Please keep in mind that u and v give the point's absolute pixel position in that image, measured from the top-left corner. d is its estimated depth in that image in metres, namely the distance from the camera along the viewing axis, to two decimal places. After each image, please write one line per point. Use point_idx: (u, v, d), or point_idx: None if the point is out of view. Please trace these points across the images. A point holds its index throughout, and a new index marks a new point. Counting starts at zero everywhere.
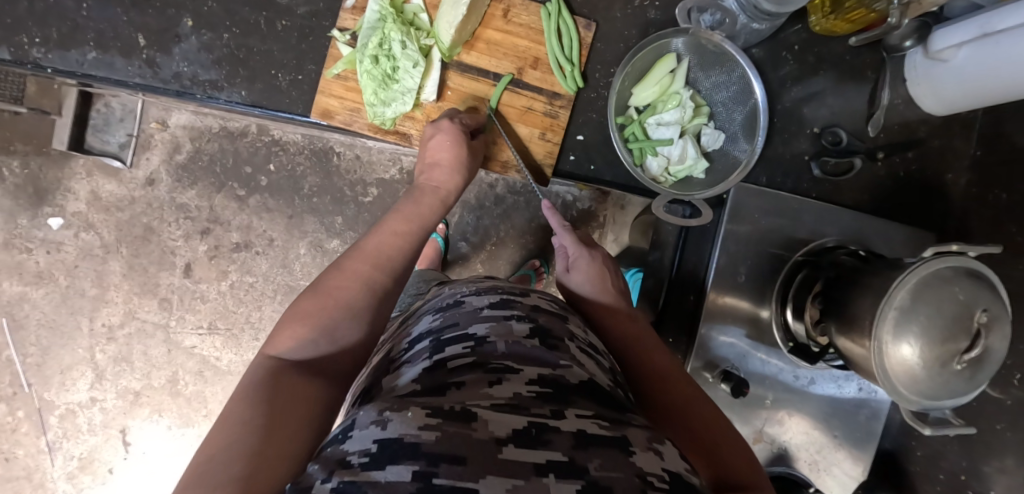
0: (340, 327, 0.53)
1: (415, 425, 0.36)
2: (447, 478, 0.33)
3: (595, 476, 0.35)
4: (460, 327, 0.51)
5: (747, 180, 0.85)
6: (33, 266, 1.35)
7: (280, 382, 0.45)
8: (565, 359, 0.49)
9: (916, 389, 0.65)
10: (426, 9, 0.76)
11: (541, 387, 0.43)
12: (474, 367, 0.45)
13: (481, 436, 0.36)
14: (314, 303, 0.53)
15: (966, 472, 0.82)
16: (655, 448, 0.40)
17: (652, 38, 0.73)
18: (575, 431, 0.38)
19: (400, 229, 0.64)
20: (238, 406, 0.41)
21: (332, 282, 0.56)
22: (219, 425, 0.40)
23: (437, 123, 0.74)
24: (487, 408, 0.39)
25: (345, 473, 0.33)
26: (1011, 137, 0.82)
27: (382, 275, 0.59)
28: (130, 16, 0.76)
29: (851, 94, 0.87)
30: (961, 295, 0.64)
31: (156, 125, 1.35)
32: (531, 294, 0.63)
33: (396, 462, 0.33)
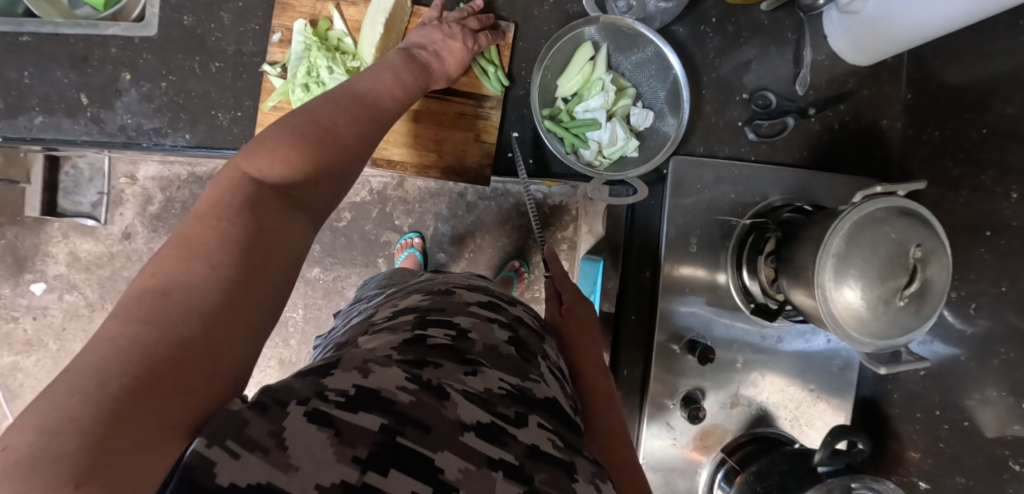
0: (326, 161, 0.50)
1: (392, 383, 0.38)
2: (410, 441, 0.35)
3: (537, 487, 0.37)
4: (444, 313, 0.52)
5: (686, 153, 0.88)
6: (22, 334, 1.38)
7: (248, 206, 0.43)
8: (536, 373, 0.50)
9: (866, 330, 0.68)
10: (350, 33, 0.79)
11: (510, 388, 0.45)
12: (451, 353, 0.46)
13: (449, 414, 0.38)
14: (300, 131, 0.49)
15: (941, 407, 0.84)
16: (596, 483, 0.41)
17: (566, 29, 0.75)
18: (529, 443, 0.40)
19: (394, 92, 0.62)
20: (205, 234, 0.39)
21: (331, 117, 0.53)
22: (175, 250, 0.38)
23: (445, 27, 0.74)
24: (459, 394, 0.41)
25: (322, 403, 0.34)
26: (937, 77, 0.85)
27: (375, 126, 0.57)
28: (70, 77, 0.79)
29: (776, 58, 0.89)
30: (893, 235, 0.66)
31: (125, 180, 1.37)
32: (518, 303, 0.65)
33: (370, 410, 0.35)
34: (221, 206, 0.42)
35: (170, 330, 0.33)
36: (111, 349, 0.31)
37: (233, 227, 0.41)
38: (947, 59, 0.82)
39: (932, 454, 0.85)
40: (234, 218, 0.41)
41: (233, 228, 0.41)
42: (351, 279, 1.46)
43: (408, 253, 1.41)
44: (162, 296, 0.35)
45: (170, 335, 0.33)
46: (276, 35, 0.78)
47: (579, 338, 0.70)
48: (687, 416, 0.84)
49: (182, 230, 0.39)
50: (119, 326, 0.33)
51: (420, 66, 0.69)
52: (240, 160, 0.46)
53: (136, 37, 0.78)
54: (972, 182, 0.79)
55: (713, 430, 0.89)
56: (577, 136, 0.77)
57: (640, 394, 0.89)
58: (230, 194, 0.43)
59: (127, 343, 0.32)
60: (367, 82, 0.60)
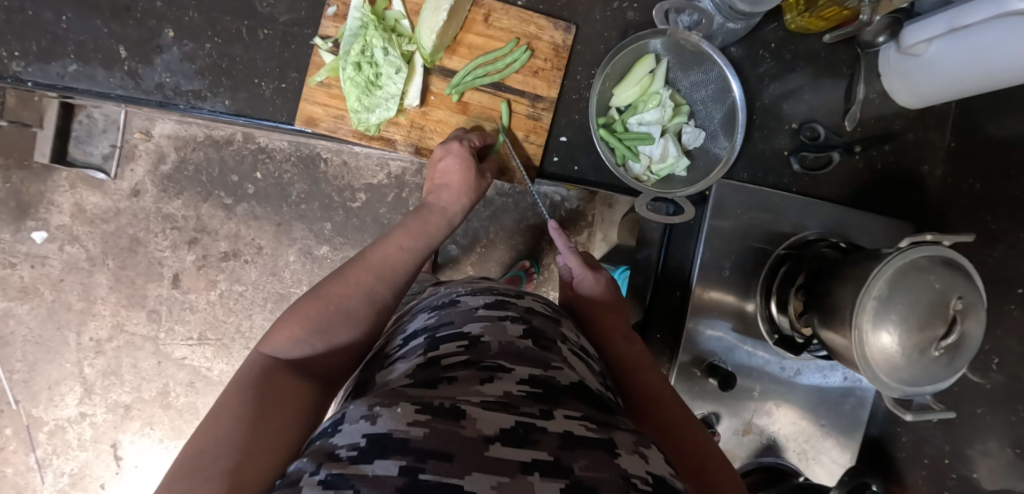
0: (334, 330, 0.55)
1: (403, 420, 0.37)
2: (434, 474, 0.33)
3: (580, 477, 0.35)
4: (454, 326, 0.52)
5: (729, 177, 0.87)
6: (17, 281, 1.34)
7: (273, 377, 0.48)
8: (557, 361, 0.50)
9: (897, 375, 0.67)
10: (407, 15, 0.77)
11: (531, 387, 0.44)
12: (467, 364, 0.46)
13: (470, 434, 0.37)
14: (310, 307, 0.55)
15: (950, 456, 0.84)
16: (640, 451, 0.41)
17: (630, 39, 0.74)
18: (562, 432, 0.39)
19: (409, 246, 0.68)
20: (227, 405, 0.43)
21: (334, 288, 0.58)
22: (211, 420, 0.41)
23: (446, 145, 0.75)
24: (478, 407, 0.40)
25: (334, 466, 0.34)
26: (983, 129, 0.84)
27: (385, 290, 0.62)
28: (109, 27, 0.76)
29: (828, 90, 0.88)
30: (938, 284, 0.66)
31: (140, 134, 1.34)
32: (525, 296, 0.65)
33: (384, 456, 0.34)
34: (242, 382, 0.46)
35: (210, 473, 0.36)
36: None
37: (256, 395, 0.45)
38: (998, 111, 0.82)
39: None
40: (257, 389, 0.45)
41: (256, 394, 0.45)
42: None
43: None
44: (200, 454, 0.38)
45: (212, 475, 0.36)
46: (332, 8, 0.76)
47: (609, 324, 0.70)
48: None
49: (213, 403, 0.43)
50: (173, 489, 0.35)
51: (426, 210, 0.74)
52: (259, 344, 0.51)
53: None
54: (1009, 238, 0.79)
55: None
56: (629, 148, 0.77)
57: None
58: (251, 372, 0.48)
59: None
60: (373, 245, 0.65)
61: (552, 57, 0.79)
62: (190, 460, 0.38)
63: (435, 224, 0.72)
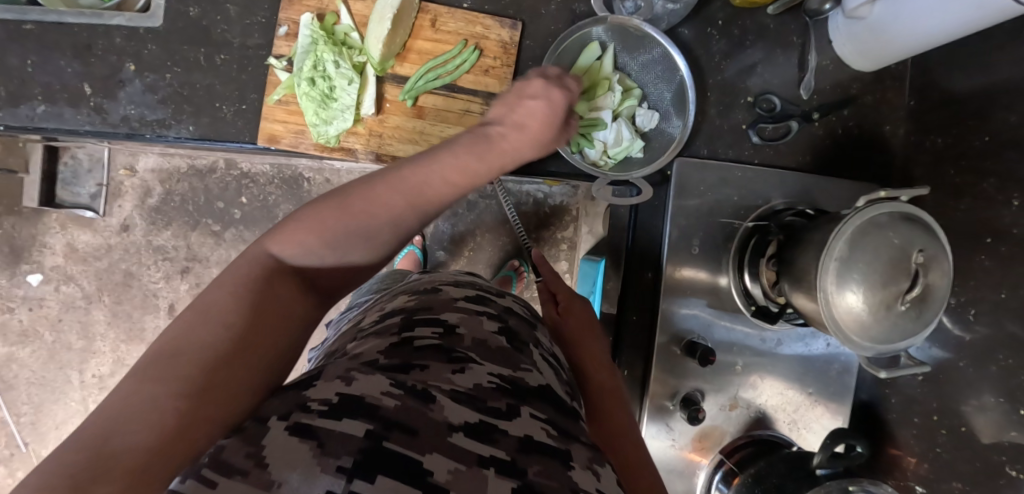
0: (350, 249, 0.53)
1: (376, 389, 0.39)
2: (395, 445, 0.35)
3: (530, 479, 0.36)
4: (432, 312, 0.53)
5: (689, 155, 0.88)
6: (17, 325, 1.37)
7: (269, 289, 0.47)
8: (526, 364, 0.51)
9: (866, 334, 0.68)
10: (356, 27, 0.79)
11: (500, 382, 0.45)
12: (439, 350, 0.47)
13: (436, 416, 0.38)
14: (329, 214, 0.52)
15: (939, 413, 0.84)
16: (593, 468, 0.41)
17: (575, 27, 0.76)
18: (521, 435, 0.40)
19: (460, 174, 0.61)
20: (216, 312, 0.43)
21: (365, 198, 0.54)
22: (189, 323, 0.42)
23: (522, 87, 0.70)
24: (446, 393, 0.41)
25: (303, 416, 0.36)
26: (940, 85, 0.85)
27: (411, 216, 0.57)
28: (73, 67, 0.78)
29: (781, 61, 0.90)
30: (897, 240, 0.66)
31: (124, 171, 1.37)
32: (506, 297, 0.66)
33: (353, 416, 0.36)
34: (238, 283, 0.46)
35: (171, 389, 0.37)
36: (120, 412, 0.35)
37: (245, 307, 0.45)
38: (951, 66, 0.83)
39: (928, 459, 0.85)
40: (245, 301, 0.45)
41: (245, 304, 0.45)
42: None
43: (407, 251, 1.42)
44: (170, 361, 0.39)
45: (172, 392, 0.37)
46: (282, 28, 0.78)
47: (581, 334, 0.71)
48: (686, 418, 0.84)
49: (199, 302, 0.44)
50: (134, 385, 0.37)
51: (498, 140, 0.65)
52: (268, 239, 0.50)
53: (141, 27, 0.78)
54: (973, 190, 0.79)
55: (711, 432, 0.89)
56: (583, 135, 0.78)
57: (639, 392, 0.90)
58: (248, 274, 0.47)
59: (130, 403, 0.36)
60: (419, 168, 0.58)
61: (501, 54, 0.81)
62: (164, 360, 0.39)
63: (490, 165, 0.64)
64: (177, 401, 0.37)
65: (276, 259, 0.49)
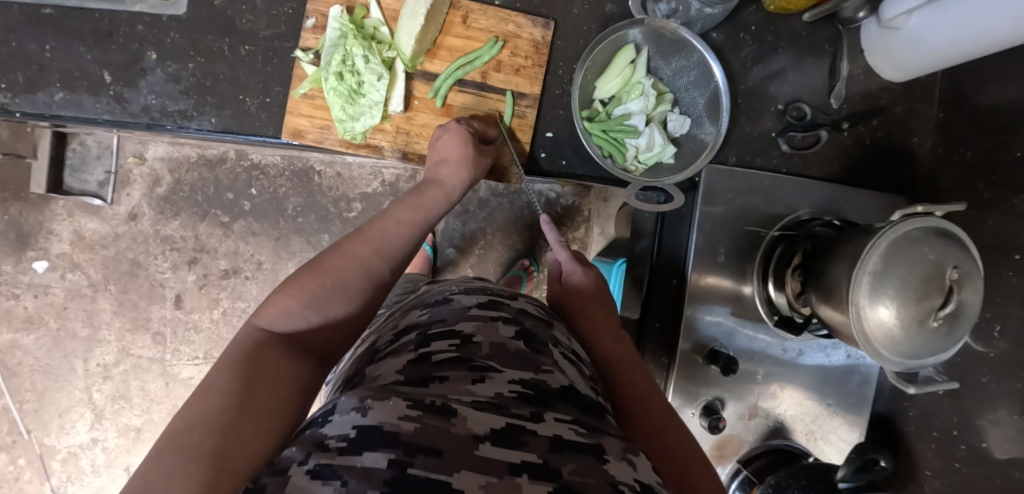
0: (331, 305, 0.56)
1: (395, 415, 0.37)
2: (422, 470, 0.34)
3: (567, 480, 0.35)
4: (447, 323, 0.53)
5: (717, 161, 0.87)
6: (21, 312, 1.35)
7: (266, 354, 0.48)
8: (547, 364, 0.50)
9: (896, 349, 0.67)
10: (386, 22, 0.77)
11: (522, 388, 0.44)
12: (458, 363, 0.46)
13: (459, 431, 0.37)
14: (307, 280, 0.55)
15: (959, 428, 0.83)
16: (629, 458, 0.41)
17: (611, 30, 0.74)
18: (551, 436, 0.39)
19: (408, 217, 0.68)
20: (218, 381, 0.44)
21: (334, 263, 0.58)
22: (198, 396, 0.42)
23: (445, 125, 0.76)
24: (468, 406, 0.40)
25: (322, 456, 0.34)
26: (971, 98, 0.84)
27: (381, 262, 0.62)
28: (93, 53, 0.76)
29: (812, 69, 0.89)
30: (930, 254, 0.65)
31: (133, 159, 1.35)
32: (520, 297, 0.65)
33: (374, 448, 0.34)
34: (232, 357, 0.47)
35: (193, 455, 0.37)
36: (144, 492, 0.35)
37: (246, 371, 0.45)
38: (984, 80, 0.82)
39: (945, 474, 0.85)
40: (245, 367, 0.46)
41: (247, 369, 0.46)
42: None
43: None
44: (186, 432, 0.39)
45: (196, 457, 0.37)
46: (310, 20, 0.76)
47: (595, 323, 0.69)
48: (707, 426, 0.84)
49: (202, 379, 0.44)
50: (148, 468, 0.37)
51: (426, 187, 0.73)
52: (253, 315, 0.52)
53: (164, 14, 0.76)
54: (1002, 206, 0.78)
55: (729, 440, 0.89)
56: (615, 141, 0.77)
57: None
58: (242, 345, 0.48)
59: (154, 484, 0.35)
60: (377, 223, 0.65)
61: (533, 54, 0.79)
62: (177, 435, 0.39)
63: (431, 198, 0.72)
64: (205, 464, 0.36)
65: (265, 330, 0.51)
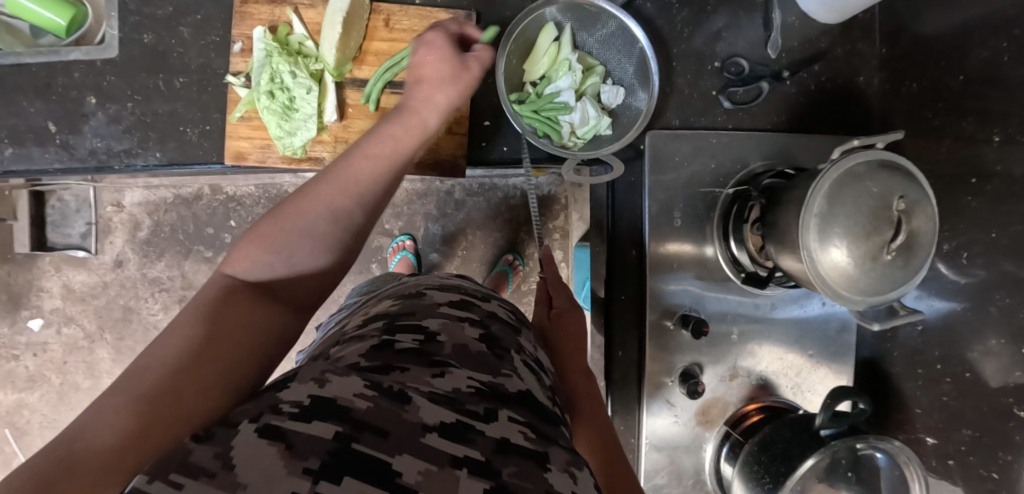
0: (298, 252, 0.54)
1: (351, 390, 0.38)
2: (366, 447, 0.34)
3: (505, 480, 0.35)
4: (414, 318, 0.53)
5: (661, 127, 0.87)
6: (24, 371, 1.38)
7: (233, 302, 0.48)
8: (507, 369, 0.50)
9: (854, 288, 0.67)
10: (311, 36, 0.78)
11: (480, 385, 0.45)
12: (420, 356, 0.47)
13: (410, 418, 0.38)
14: (275, 224, 0.54)
15: (942, 361, 0.82)
16: (571, 472, 0.40)
17: (525, 12, 0.75)
18: (499, 437, 0.40)
19: (375, 152, 0.62)
20: (184, 323, 0.45)
21: (297, 207, 0.55)
22: (163, 336, 0.44)
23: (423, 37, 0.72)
24: (424, 394, 0.41)
25: (274, 418, 0.35)
26: (911, 29, 0.84)
27: (352, 203, 0.58)
28: (36, 106, 0.78)
29: (746, 23, 0.89)
30: (875, 189, 0.65)
31: (112, 208, 1.37)
32: (493, 300, 0.66)
33: (325, 418, 0.35)
34: (204, 299, 0.48)
35: (137, 398, 0.39)
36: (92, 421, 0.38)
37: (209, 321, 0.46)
38: (921, 9, 0.81)
39: (936, 409, 0.84)
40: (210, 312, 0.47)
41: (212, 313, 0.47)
42: (345, 288, 1.46)
43: (399, 256, 1.42)
44: (140, 374, 0.41)
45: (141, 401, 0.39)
46: (236, 44, 0.77)
47: (569, 343, 0.70)
48: (686, 393, 0.84)
49: (173, 318, 0.46)
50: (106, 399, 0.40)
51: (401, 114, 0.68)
52: (234, 253, 0.53)
53: (98, 59, 0.78)
54: (954, 132, 0.78)
55: (714, 404, 0.88)
56: (549, 119, 0.78)
57: (637, 372, 0.88)
58: (211, 293, 0.49)
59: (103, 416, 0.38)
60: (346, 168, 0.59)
61: (459, 45, 0.80)
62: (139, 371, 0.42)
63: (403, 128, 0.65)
64: (141, 409, 0.39)
65: (238, 275, 0.51)
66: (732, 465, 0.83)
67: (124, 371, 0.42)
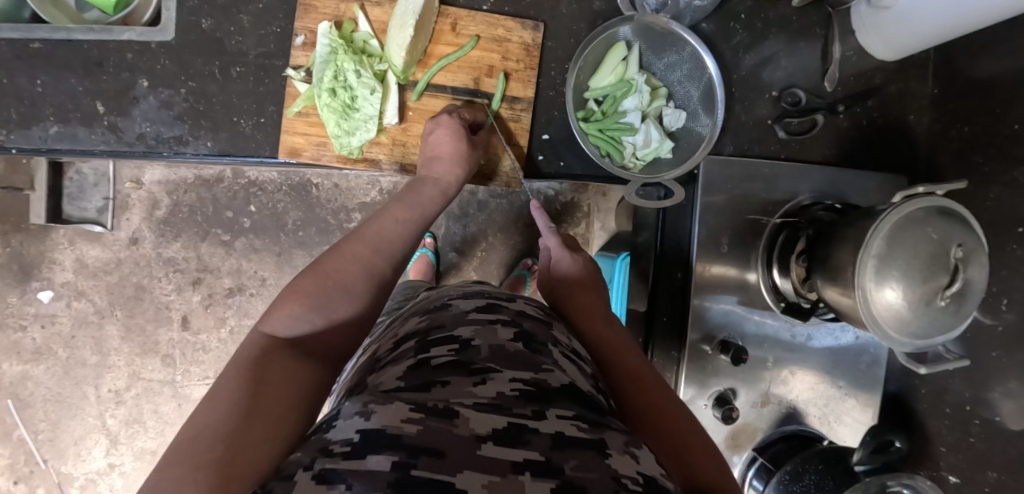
0: (333, 306, 0.57)
1: (397, 418, 0.37)
2: (426, 471, 0.33)
3: (570, 476, 0.35)
4: (446, 329, 0.52)
5: (716, 152, 0.88)
6: (30, 343, 1.35)
7: (274, 359, 0.49)
8: (547, 363, 0.49)
9: (905, 331, 0.67)
10: (375, 34, 0.78)
11: (524, 386, 0.44)
12: (458, 367, 0.46)
13: (462, 432, 0.36)
14: (302, 287, 0.56)
15: (971, 403, 0.82)
16: (632, 451, 0.40)
17: (600, 30, 0.76)
18: (553, 433, 0.39)
19: (404, 215, 0.70)
20: (224, 387, 0.44)
21: (328, 267, 0.59)
22: (204, 405, 0.43)
23: (438, 118, 0.77)
24: (470, 407, 0.39)
25: (327, 461, 0.34)
26: (966, 71, 0.84)
27: (379, 260, 0.64)
28: (85, 85, 0.76)
29: (803, 52, 0.89)
30: (935, 235, 0.65)
31: (131, 184, 1.35)
32: (518, 298, 0.65)
33: (378, 451, 0.34)
34: (244, 359, 0.48)
35: (204, 461, 0.38)
36: None
37: (252, 379, 0.46)
38: (978, 52, 0.82)
39: (960, 449, 0.84)
40: (249, 372, 0.46)
41: (252, 375, 0.46)
42: None
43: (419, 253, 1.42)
44: (192, 442, 0.39)
45: (201, 466, 0.37)
46: (299, 37, 0.77)
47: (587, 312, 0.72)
48: (720, 417, 0.85)
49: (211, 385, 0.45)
50: (158, 477, 0.37)
51: (421, 182, 0.75)
52: (260, 321, 0.53)
53: (153, 41, 0.76)
54: (1002, 178, 0.78)
55: (743, 429, 0.89)
56: (612, 139, 0.78)
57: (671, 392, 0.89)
58: (253, 351, 0.49)
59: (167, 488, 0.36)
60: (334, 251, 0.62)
61: (524, 56, 0.81)
62: (189, 439, 0.40)
63: (427, 195, 0.73)
64: (205, 471, 0.37)
65: (274, 335, 0.52)
66: (759, 491, 0.84)
67: (172, 445, 0.40)
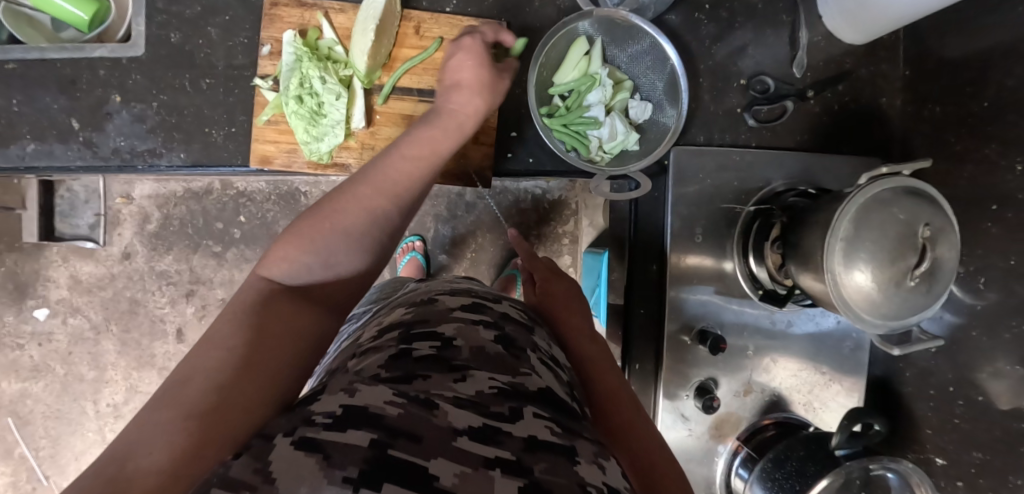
0: (335, 256, 0.56)
1: (380, 399, 0.38)
2: (403, 452, 0.33)
3: (539, 477, 0.34)
4: (430, 324, 0.52)
5: (687, 142, 0.88)
6: (28, 361, 1.37)
7: (272, 305, 0.49)
8: (526, 367, 0.48)
9: (878, 313, 0.67)
10: (340, 41, 0.79)
11: (501, 385, 0.44)
12: (438, 361, 0.45)
13: (440, 422, 0.37)
14: (306, 228, 0.56)
15: (954, 383, 0.82)
16: (599, 463, 0.39)
17: (561, 26, 0.77)
18: (526, 436, 0.38)
19: (416, 153, 0.66)
20: (220, 331, 0.45)
21: (333, 208, 0.58)
22: (198, 349, 0.43)
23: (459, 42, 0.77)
24: (450, 401, 0.39)
25: (309, 430, 0.34)
26: (935, 51, 0.84)
27: (389, 205, 0.61)
28: (60, 102, 0.77)
29: (771, 40, 0.89)
30: (902, 216, 0.65)
31: (121, 199, 1.37)
32: (504, 301, 0.65)
33: (358, 427, 0.34)
34: (242, 304, 0.49)
35: (191, 410, 0.38)
36: (139, 437, 0.36)
37: (250, 324, 0.46)
38: (946, 31, 0.82)
39: (945, 430, 0.84)
40: (246, 319, 0.46)
41: (252, 321, 0.46)
42: None
43: (409, 257, 1.42)
44: (180, 390, 0.40)
45: (186, 416, 0.37)
46: (265, 47, 0.78)
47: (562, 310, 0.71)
48: (702, 407, 0.84)
49: (209, 326, 0.46)
50: (149, 416, 0.38)
51: (443, 113, 0.73)
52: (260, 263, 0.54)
53: (124, 57, 0.77)
54: (975, 155, 0.77)
55: (727, 418, 0.89)
56: (578, 134, 0.79)
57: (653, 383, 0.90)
58: (250, 296, 0.49)
59: (150, 431, 0.36)
60: (337, 192, 0.60)
61: None
62: (178, 384, 0.40)
63: (444, 131, 0.71)
64: (191, 420, 0.37)
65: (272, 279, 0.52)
66: (745, 479, 0.84)
67: (167, 382, 0.41)
